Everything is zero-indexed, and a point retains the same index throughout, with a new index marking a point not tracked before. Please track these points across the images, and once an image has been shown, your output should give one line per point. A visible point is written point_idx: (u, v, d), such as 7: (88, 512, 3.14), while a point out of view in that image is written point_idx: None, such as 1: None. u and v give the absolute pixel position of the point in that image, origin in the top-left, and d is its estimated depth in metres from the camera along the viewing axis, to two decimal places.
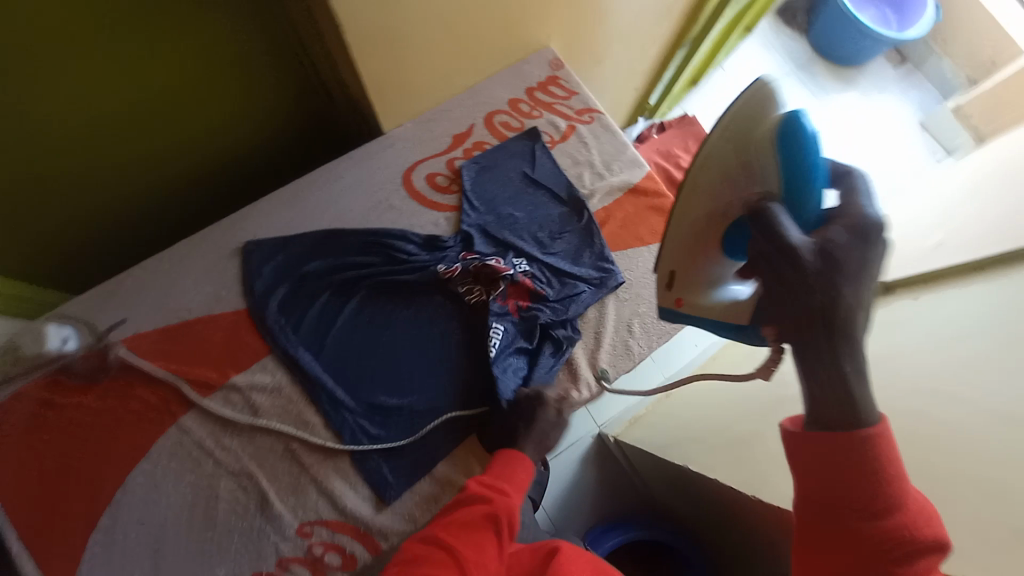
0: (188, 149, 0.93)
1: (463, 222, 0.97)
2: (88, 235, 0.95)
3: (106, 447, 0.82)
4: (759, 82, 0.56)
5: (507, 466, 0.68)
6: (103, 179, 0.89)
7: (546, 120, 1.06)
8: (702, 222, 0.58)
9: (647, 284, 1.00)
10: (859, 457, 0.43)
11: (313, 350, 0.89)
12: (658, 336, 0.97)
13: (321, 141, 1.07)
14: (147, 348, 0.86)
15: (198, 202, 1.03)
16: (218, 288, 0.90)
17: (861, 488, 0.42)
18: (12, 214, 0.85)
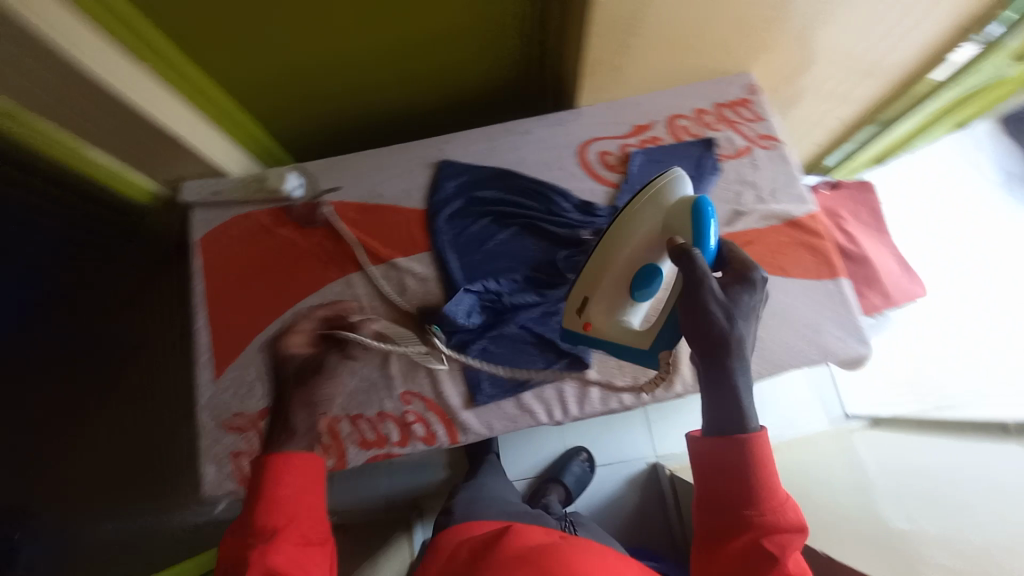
0: (415, 87, 1.10)
1: (619, 200, 1.05)
2: (323, 126, 1.16)
3: (291, 275, 1.02)
4: (671, 172, 0.82)
5: (272, 486, 0.65)
6: (355, 91, 1.08)
7: (725, 135, 1.11)
8: (608, 271, 0.83)
9: (775, 315, 1.02)
10: (740, 464, 0.61)
11: (460, 261, 1.03)
12: (770, 366, 0.99)
13: (517, 103, 1.22)
14: (344, 214, 1.06)
15: (401, 128, 1.22)
16: (408, 188, 1.08)
17: (739, 488, 0.60)
18: (286, 99, 1.07)
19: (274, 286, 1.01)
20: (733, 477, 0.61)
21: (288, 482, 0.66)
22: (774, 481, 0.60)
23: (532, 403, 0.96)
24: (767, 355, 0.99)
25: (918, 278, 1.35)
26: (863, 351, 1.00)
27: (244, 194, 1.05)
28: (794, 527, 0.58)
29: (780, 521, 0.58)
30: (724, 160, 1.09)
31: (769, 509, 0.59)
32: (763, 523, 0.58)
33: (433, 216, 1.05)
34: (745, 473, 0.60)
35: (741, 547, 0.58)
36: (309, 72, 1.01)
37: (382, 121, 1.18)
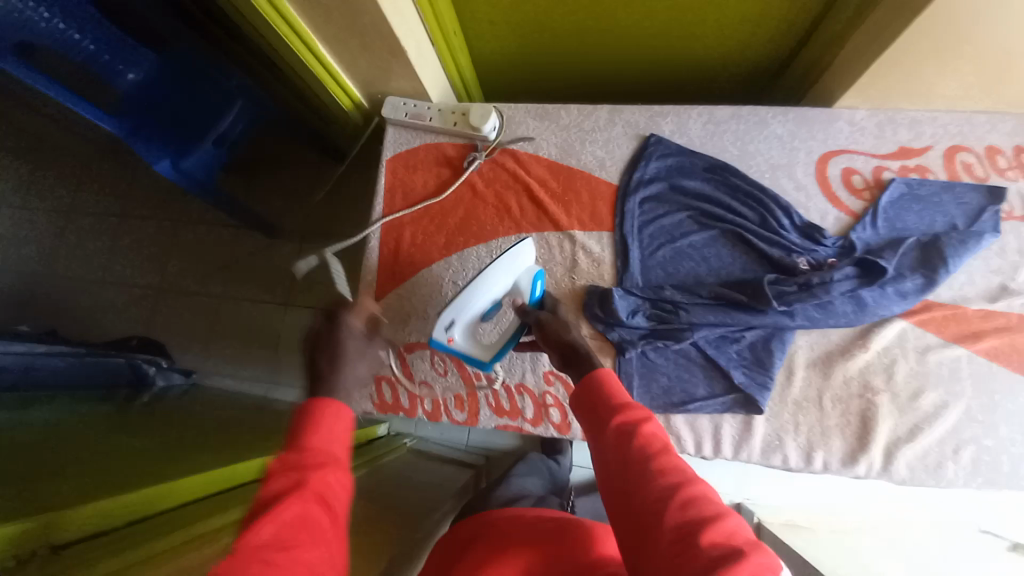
0: (646, 49, 0.98)
1: (854, 232, 0.87)
2: (532, 68, 1.08)
3: (465, 219, 0.99)
4: None
5: (316, 418, 0.55)
6: (582, 37, 0.98)
7: (1019, 188, 0.87)
8: (474, 301, 0.73)
9: (1012, 425, 0.81)
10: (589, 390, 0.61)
11: (643, 252, 0.93)
12: (986, 483, 0.80)
13: (747, 88, 1.05)
14: (533, 168, 1.00)
15: (607, 88, 1.11)
16: (607, 158, 0.98)
17: (597, 414, 0.58)
18: (510, 32, 1.00)
19: (448, 223, 0.99)
20: (590, 407, 0.59)
21: (338, 415, 0.56)
22: (621, 393, 0.58)
23: (681, 429, 0.87)
24: (993, 470, 0.80)
25: None
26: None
27: (442, 124, 1.02)
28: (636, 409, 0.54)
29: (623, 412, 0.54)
30: (1006, 220, 0.86)
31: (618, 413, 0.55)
32: (612, 419, 0.54)
33: (628, 196, 0.95)
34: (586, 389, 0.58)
35: (603, 450, 0.53)
36: (551, 10, 0.92)
37: (593, 76, 1.08)
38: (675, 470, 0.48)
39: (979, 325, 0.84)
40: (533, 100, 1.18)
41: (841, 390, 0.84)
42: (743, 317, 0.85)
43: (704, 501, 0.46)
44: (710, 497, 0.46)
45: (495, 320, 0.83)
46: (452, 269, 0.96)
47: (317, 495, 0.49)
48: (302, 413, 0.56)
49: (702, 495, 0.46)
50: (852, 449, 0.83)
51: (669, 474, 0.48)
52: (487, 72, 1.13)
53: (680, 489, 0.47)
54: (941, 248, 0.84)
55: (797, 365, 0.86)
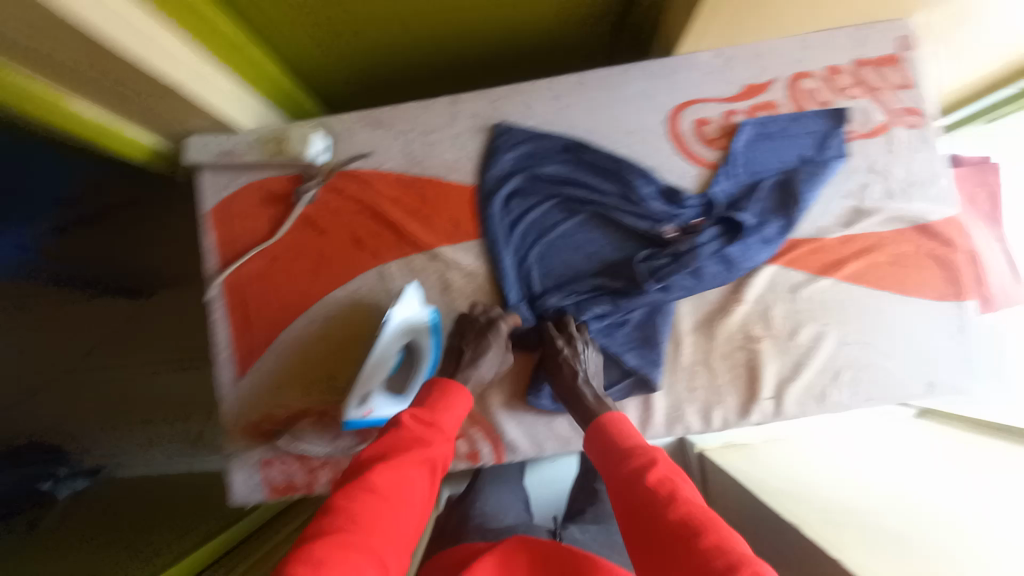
0: (470, 25, 0.88)
1: (714, 187, 0.86)
2: (358, 69, 0.96)
3: (320, 261, 0.88)
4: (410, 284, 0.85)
5: (451, 395, 0.70)
6: (394, 30, 0.86)
7: (861, 105, 0.87)
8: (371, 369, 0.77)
9: (879, 336, 0.86)
10: (598, 427, 0.66)
11: (515, 253, 0.87)
12: (867, 396, 0.85)
13: (593, 45, 0.98)
14: (379, 186, 0.88)
15: (450, 71, 1.01)
16: (457, 156, 0.89)
17: (608, 453, 0.62)
18: (314, 38, 0.87)
19: (300, 268, 0.88)
20: (602, 447, 0.63)
21: (460, 396, 0.70)
22: (630, 432, 0.63)
23: None
24: (869, 383, 0.85)
25: None
26: (972, 388, 0.86)
27: (261, 157, 0.87)
28: (655, 460, 0.57)
29: (642, 462, 0.58)
30: (853, 140, 0.86)
31: (627, 453, 0.60)
32: (626, 465, 0.58)
33: (488, 197, 0.87)
34: (608, 442, 0.63)
35: (626, 508, 0.55)
36: (344, 9, 0.79)
37: (430, 62, 0.97)
38: (696, 526, 0.50)
39: (842, 252, 0.85)
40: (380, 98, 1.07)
41: (726, 346, 0.86)
42: (624, 302, 0.83)
43: (722, 550, 0.46)
44: (730, 545, 0.47)
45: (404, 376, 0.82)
46: (319, 320, 0.87)
47: (429, 461, 0.62)
48: (433, 386, 0.71)
49: (721, 543, 0.47)
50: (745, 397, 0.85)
51: (692, 530, 0.49)
52: (313, 79, 1.00)
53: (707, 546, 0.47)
54: (795, 186, 0.84)
55: (683, 332, 0.86)
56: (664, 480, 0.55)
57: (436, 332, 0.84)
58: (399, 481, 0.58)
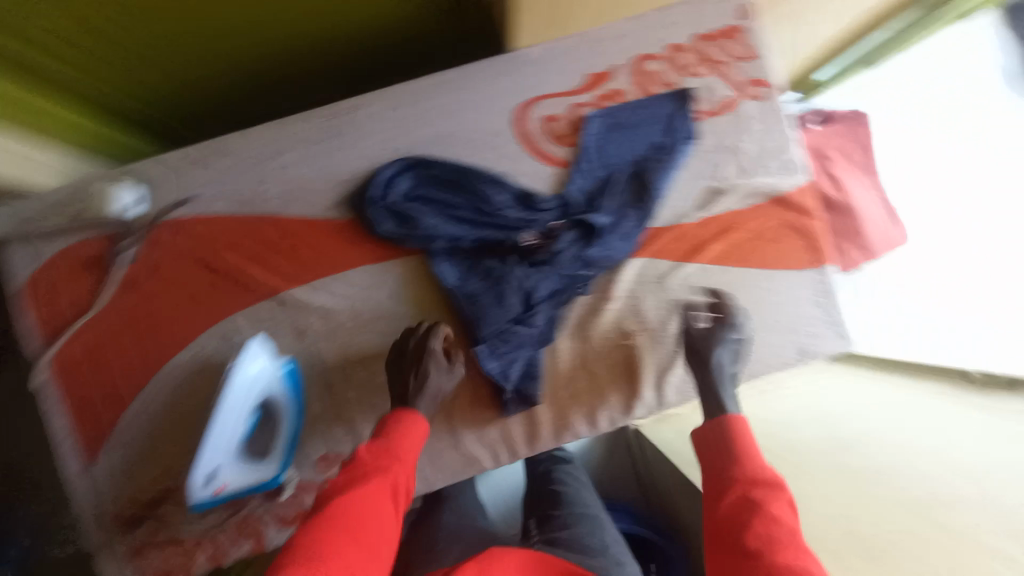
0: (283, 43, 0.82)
1: (569, 186, 0.82)
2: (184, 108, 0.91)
3: (159, 324, 0.82)
4: (258, 336, 0.79)
5: (404, 424, 0.67)
6: (211, 70, 0.83)
7: (705, 82, 0.84)
8: (218, 443, 0.72)
9: (753, 313, 0.85)
10: (717, 435, 0.68)
11: (375, 284, 0.82)
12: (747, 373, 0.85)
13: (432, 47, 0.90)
14: (206, 234, 0.82)
15: (287, 99, 0.96)
16: (291, 188, 0.81)
17: (724, 463, 0.64)
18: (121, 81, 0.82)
19: (137, 335, 0.81)
20: (718, 455, 0.66)
21: (419, 427, 0.67)
22: (754, 454, 0.64)
23: (475, 448, 0.84)
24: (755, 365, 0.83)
25: (902, 222, 1.13)
26: (844, 342, 0.85)
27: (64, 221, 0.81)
28: (776, 484, 0.59)
29: (751, 483, 0.60)
30: (700, 120, 0.84)
31: (744, 474, 0.61)
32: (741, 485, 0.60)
33: (330, 230, 0.82)
34: (719, 450, 0.66)
35: (727, 518, 0.58)
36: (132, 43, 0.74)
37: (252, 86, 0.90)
38: (793, 549, 0.52)
39: (701, 236, 0.85)
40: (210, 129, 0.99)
41: (602, 346, 0.84)
42: (493, 318, 0.80)
43: None
44: None
45: (261, 436, 0.79)
46: (164, 391, 0.81)
47: (391, 488, 0.58)
48: (401, 418, 0.68)
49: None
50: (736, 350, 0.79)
51: (792, 553, 0.51)
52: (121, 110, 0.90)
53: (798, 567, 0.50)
54: (646, 178, 0.83)
55: (558, 340, 0.84)
56: (777, 511, 0.56)
57: (294, 389, 0.81)
58: (363, 517, 0.54)
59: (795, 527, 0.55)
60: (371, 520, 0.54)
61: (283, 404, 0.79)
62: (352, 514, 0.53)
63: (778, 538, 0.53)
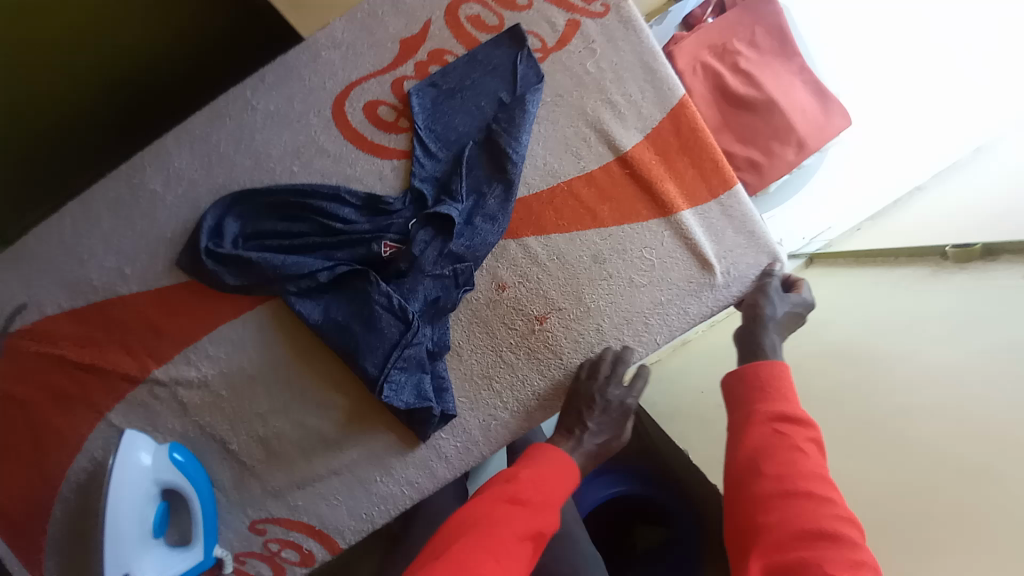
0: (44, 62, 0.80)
1: (415, 176, 0.72)
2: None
3: (42, 437, 0.77)
4: (129, 433, 0.72)
5: (553, 468, 0.57)
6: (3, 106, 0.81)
7: (536, 11, 0.72)
8: (121, 546, 0.66)
9: (675, 263, 0.74)
10: (750, 377, 0.58)
11: (246, 336, 0.74)
12: (682, 323, 0.75)
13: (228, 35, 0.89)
14: (53, 334, 0.75)
15: (104, 136, 0.91)
16: (123, 261, 0.74)
17: (756, 399, 0.56)
18: None
19: (27, 454, 0.77)
20: (754, 391, 0.57)
21: (563, 470, 0.58)
22: (793, 397, 0.55)
23: (405, 473, 0.76)
24: (677, 320, 0.75)
25: (837, 100, 0.98)
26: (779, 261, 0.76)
27: None
28: (806, 424, 0.52)
29: (786, 423, 0.52)
30: (544, 57, 0.72)
31: (783, 414, 0.53)
32: (774, 423, 0.53)
33: (176, 292, 0.74)
34: (740, 390, 0.58)
35: (760, 450, 0.51)
36: None
37: (43, 135, 0.86)
38: (814, 480, 0.47)
39: (581, 190, 0.73)
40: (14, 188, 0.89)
41: (513, 337, 0.75)
42: (372, 345, 0.70)
43: (840, 525, 0.43)
44: (849, 527, 0.43)
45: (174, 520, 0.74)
46: (73, 502, 0.77)
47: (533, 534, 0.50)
48: (541, 453, 0.60)
49: (843, 518, 0.44)
50: (791, 315, 0.69)
51: (814, 484, 0.46)
52: None
53: (822, 501, 0.45)
54: (497, 141, 0.71)
55: (459, 344, 0.75)
56: (808, 452, 0.49)
57: (191, 467, 0.75)
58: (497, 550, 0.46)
59: (823, 464, 0.49)
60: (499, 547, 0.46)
61: (186, 483, 0.73)
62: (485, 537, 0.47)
63: (798, 470, 0.48)
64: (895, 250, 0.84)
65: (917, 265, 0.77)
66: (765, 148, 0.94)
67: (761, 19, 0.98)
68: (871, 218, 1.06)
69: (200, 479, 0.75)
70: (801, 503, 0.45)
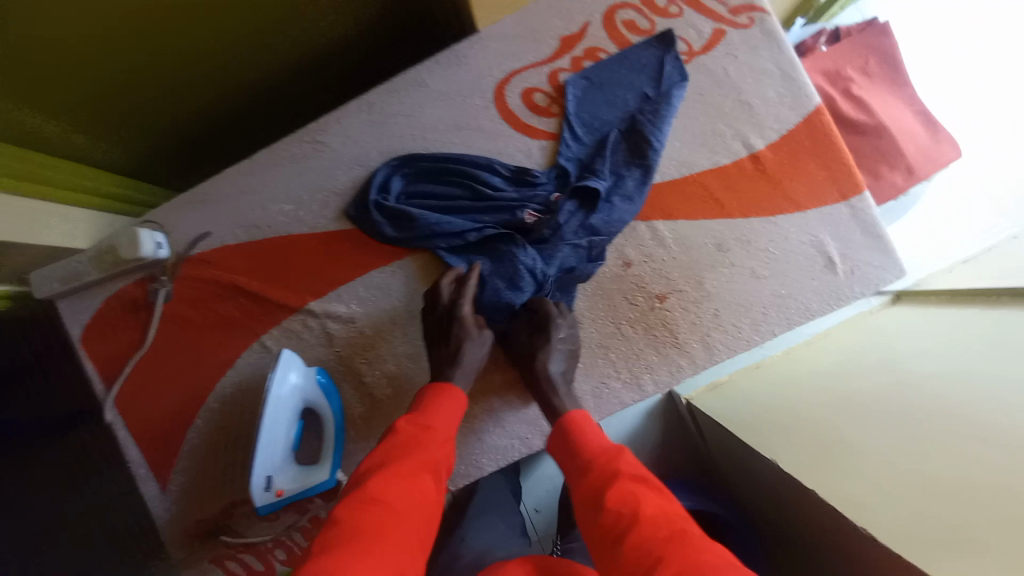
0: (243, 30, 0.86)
1: (561, 155, 0.80)
2: (189, 138, 1.01)
3: (200, 352, 0.87)
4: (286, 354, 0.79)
5: (438, 399, 0.67)
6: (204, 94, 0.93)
7: (687, 20, 0.81)
8: (270, 454, 0.74)
9: (797, 258, 0.79)
10: (562, 441, 0.64)
11: (394, 283, 0.83)
12: (796, 316, 0.79)
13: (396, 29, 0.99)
14: (228, 262, 0.86)
15: (273, 106, 1.03)
16: (297, 205, 0.85)
17: (568, 460, 0.62)
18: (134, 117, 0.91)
19: (183, 365, 0.87)
20: (566, 454, 0.63)
21: (456, 403, 0.68)
22: (592, 439, 0.62)
23: (518, 428, 0.82)
24: (795, 313, 0.79)
25: (947, 132, 1.02)
26: (899, 267, 0.79)
27: (103, 272, 0.86)
28: (615, 452, 0.59)
29: (601, 474, 0.57)
30: (689, 60, 0.80)
31: (591, 466, 0.59)
32: (590, 481, 0.57)
33: (338, 236, 0.84)
34: (561, 457, 0.63)
35: (591, 517, 0.55)
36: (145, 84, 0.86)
37: (228, 107, 0.99)
38: (637, 525, 0.51)
39: (711, 182, 0.80)
40: (196, 144, 1.03)
41: (633, 312, 0.81)
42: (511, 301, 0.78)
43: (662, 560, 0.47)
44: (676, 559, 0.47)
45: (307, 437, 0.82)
46: (215, 415, 0.86)
47: (431, 468, 0.60)
48: (430, 391, 0.68)
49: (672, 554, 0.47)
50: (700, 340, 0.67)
51: (634, 531, 0.50)
52: (123, 148, 0.95)
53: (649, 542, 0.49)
54: (639, 130, 0.79)
55: (583, 314, 0.81)
56: (620, 495, 0.54)
57: (331, 394, 0.83)
58: (407, 491, 0.56)
59: (644, 496, 0.54)
60: (392, 501, 0.55)
61: (325, 407, 0.81)
62: (374, 485, 0.56)
63: (620, 522, 0.52)
64: (997, 287, 0.83)
65: (1021, 304, 0.76)
66: (873, 171, 0.99)
67: (875, 51, 1.04)
68: (963, 260, 1.01)
69: (336, 406, 0.83)
70: (636, 554, 0.49)
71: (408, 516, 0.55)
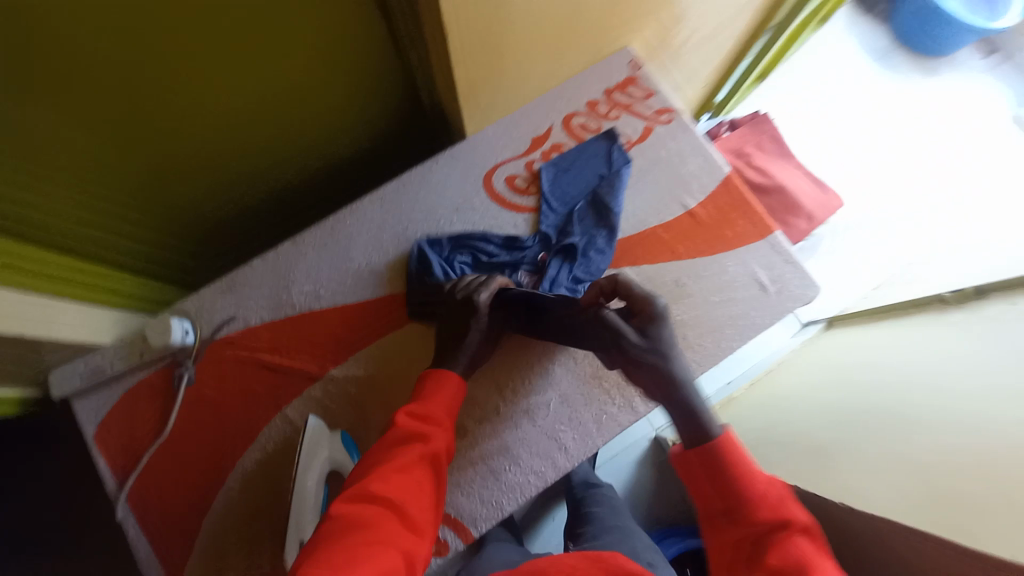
0: (264, 143, 0.99)
1: (543, 224, 0.99)
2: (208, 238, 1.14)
3: (221, 432, 0.90)
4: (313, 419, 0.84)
5: (435, 389, 0.75)
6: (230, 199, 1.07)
7: (624, 120, 1.08)
8: (302, 518, 0.76)
9: (740, 286, 0.98)
10: (705, 466, 0.66)
11: (409, 339, 0.94)
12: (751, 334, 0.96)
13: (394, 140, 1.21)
14: (252, 342, 0.94)
15: (286, 206, 1.19)
16: (319, 283, 0.96)
17: (713, 485, 0.65)
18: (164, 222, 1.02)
19: (203, 448, 0.89)
20: (711, 477, 0.65)
21: (451, 391, 0.75)
22: (749, 473, 0.64)
23: (531, 460, 0.89)
24: (749, 330, 0.96)
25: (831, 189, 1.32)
26: (816, 289, 0.98)
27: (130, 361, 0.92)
28: (779, 499, 0.62)
29: (762, 515, 0.60)
30: (630, 148, 1.06)
31: (748, 505, 0.62)
32: (748, 519, 0.61)
33: (358, 307, 0.95)
34: (702, 482, 0.66)
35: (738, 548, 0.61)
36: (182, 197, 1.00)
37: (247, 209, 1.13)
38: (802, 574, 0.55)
39: (662, 235, 1.00)
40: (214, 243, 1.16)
41: None
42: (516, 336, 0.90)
43: None
44: None
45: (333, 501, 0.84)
46: (235, 496, 0.87)
47: (430, 457, 0.67)
48: (428, 381, 0.76)
49: None
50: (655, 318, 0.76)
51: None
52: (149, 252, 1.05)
53: None
54: (602, 200, 1.00)
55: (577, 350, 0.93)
56: (781, 542, 0.58)
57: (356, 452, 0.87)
58: (406, 483, 0.63)
59: (804, 546, 0.58)
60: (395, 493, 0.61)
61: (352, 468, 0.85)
62: (374, 483, 0.62)
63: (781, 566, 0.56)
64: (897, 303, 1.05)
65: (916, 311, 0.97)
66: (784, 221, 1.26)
67: (764, 135, 1.38)
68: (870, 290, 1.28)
69: None
70: None
71: (408, 505, 0.61)
